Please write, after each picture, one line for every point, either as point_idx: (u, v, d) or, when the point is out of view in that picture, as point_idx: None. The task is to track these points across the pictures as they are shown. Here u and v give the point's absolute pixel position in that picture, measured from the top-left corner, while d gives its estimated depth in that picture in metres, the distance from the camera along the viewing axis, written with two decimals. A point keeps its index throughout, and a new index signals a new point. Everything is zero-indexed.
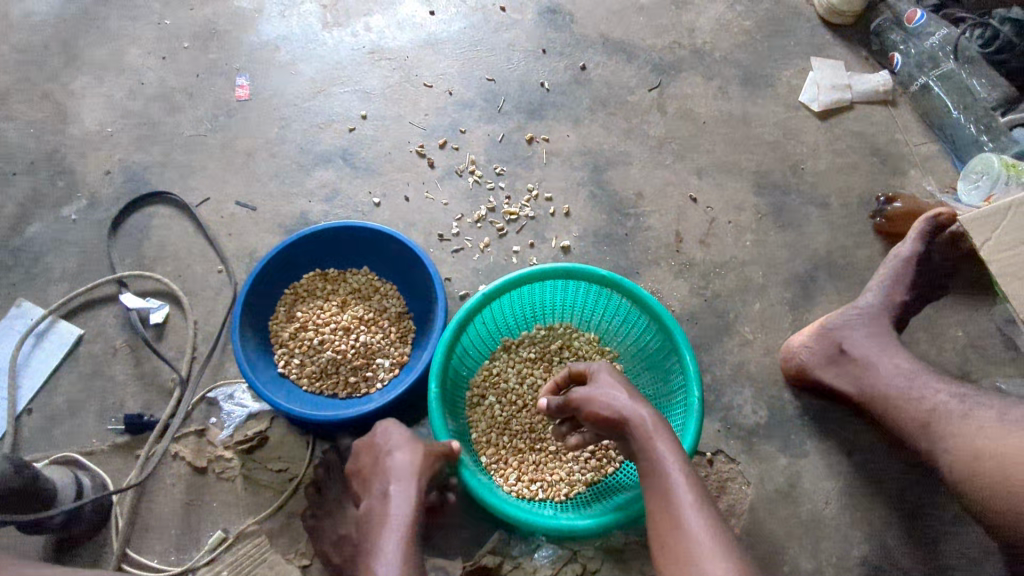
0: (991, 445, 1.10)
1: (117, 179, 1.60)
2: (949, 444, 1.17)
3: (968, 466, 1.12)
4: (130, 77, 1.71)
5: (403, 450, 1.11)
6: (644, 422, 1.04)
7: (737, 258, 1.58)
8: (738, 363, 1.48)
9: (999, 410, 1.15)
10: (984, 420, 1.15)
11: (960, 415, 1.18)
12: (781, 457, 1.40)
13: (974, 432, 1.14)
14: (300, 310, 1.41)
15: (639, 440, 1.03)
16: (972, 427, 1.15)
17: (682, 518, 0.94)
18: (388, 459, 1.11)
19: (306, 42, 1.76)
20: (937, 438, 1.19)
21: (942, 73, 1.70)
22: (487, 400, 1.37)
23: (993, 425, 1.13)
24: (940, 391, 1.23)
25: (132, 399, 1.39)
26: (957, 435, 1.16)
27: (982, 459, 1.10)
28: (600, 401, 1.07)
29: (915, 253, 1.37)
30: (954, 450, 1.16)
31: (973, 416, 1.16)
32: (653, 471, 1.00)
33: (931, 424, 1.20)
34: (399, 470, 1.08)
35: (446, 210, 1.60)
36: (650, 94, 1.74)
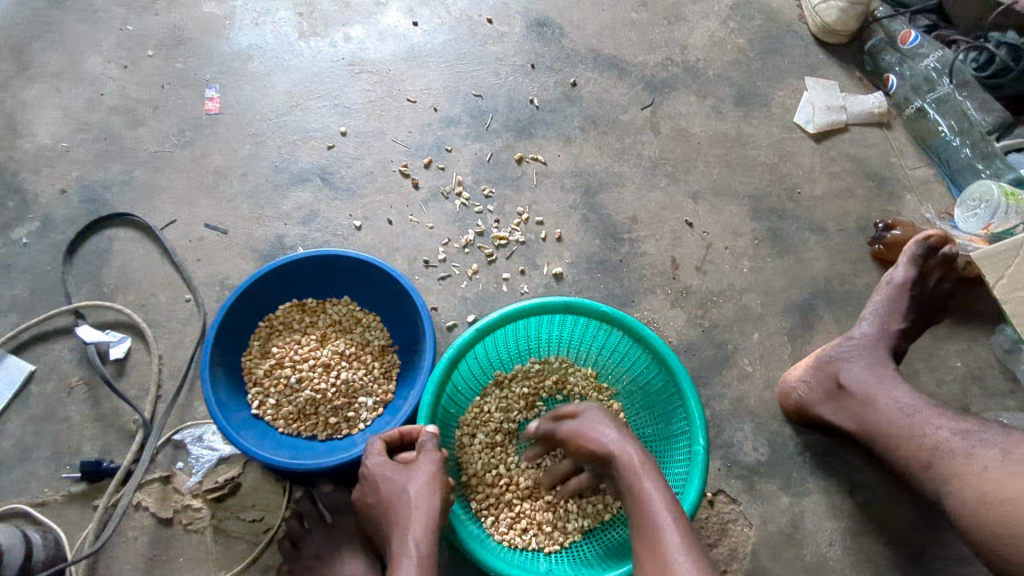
0: (998, 487, 1.01)
1: (73, 199, 1.48)
2: (954, 487, 1.08)
3: (972, 510, 1.04)
4: (89, 87, 1.58)
5: (407, 478, 1.04)
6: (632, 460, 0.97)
7: (735, 286, 1.52)
8: (738, 397, 1.43)
9: (1003, 449, 1.06)
10: (988, 461, 1.06)
11: (962, 454, 1.09)
12: (783, 496, 1.35)
13: (977, 475, 1.05)
14: (274, 345, 1.31)
15: (627, 477, 0.96)
16: (976, 468, 1.06)
17: (669, 557, 0.85)
18: (394, 492, 1.04)
19: (280, 52, 1.66)
20: (942, 481, 1.11)
21: (938, 95, 1.68)
22: (476, 441, 1.28)
23: (998, 466, 1.04)
24: (942, 428, 1.15)
25: (90, 443, 1.27)
26: (961, 477, 1.08)
27: (986, 502, 1.02)
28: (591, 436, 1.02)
29: (907, 280, 1.33)
30: (959, 495, 1.07)
31: (977, 454, 1.08)
32: (641, 513, 0.92)
33: (934, 466, 1.12)
34: (410, 502, 1.02)
35: (432, 234, 1.51)
36: (643, 112, 1.68)
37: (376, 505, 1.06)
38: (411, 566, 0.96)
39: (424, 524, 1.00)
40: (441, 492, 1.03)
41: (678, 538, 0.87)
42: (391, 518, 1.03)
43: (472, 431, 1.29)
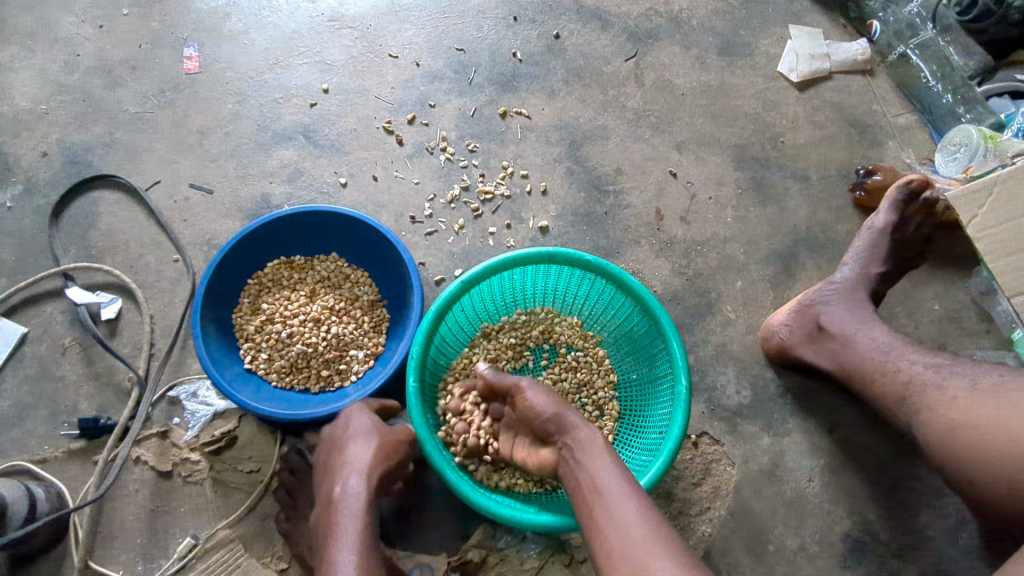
0: (966, 415, 1.06)
1: (55, 161, 1.47)
2: (925, 417, 1.12)
3: (944, 439, 1.09)
4: (64, 48, 1.56)
5: (351, 437, 1.09)
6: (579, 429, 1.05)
7: (719, 235, 1.54)
8: (721, 343, 1.46)
9: (972, 378, 1.10)
10: (959, 390, 1.10)
11: (935, 385, 1.13)
12: (765, 437, 1.39)
13: (948, 404, 1.09)
14: (264, 302, 1.32)
15: (573, 442, 1.03)
16: (945, 397, 1.10)
17: (612, 500, 0.90)
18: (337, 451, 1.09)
19: (258, 9, 1.63)
20: (914, 412, 1.15)
21: (921, 40, 1.67)
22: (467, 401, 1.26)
23: (967, 394, 1.08)
24: (915, 362, 1.18)
25: (86, 401, 1.29)
26: (933, 406, 1.11)
27: (957, 429, 1.07)
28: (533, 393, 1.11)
29: (888, 224, 1.35)
30: (930, 423, 1.11)
31: (948, 385, 1.12)
32: (585, 469, 0.98)
33: (909, 398, 1.16)
34: (352, 457, 1.06)
35: (418, 190, 1.52)
36: (627, 64, 1.68)
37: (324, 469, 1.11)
38: (351, 512, 1.00)
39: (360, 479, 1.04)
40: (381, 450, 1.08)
41: (620, 491, 0.91)
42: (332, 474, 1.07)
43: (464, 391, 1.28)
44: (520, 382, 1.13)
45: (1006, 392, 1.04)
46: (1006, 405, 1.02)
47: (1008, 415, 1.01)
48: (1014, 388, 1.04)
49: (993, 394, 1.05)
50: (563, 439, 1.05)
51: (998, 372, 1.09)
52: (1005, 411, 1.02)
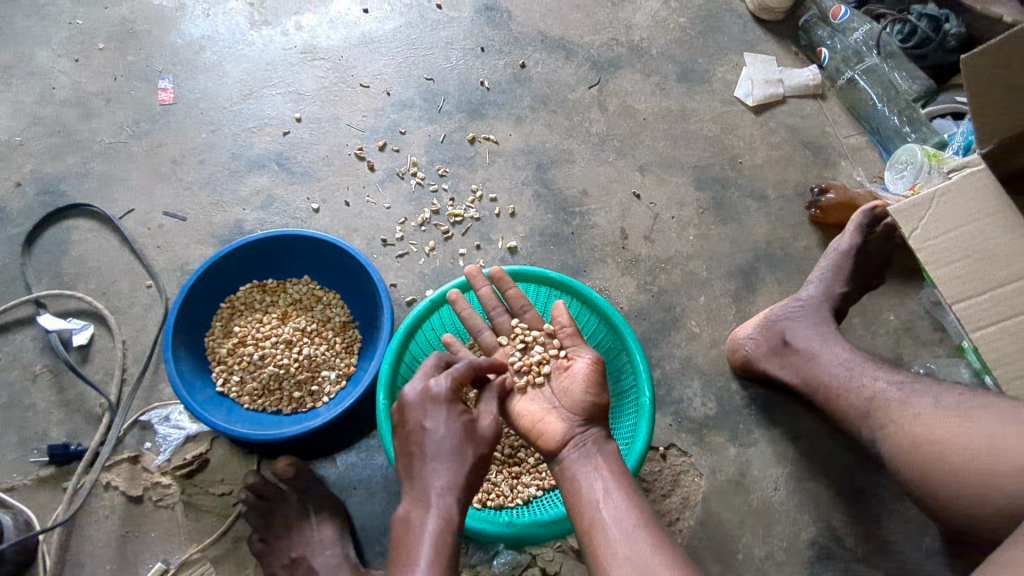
0: (931, 431, 1.04)
1: (29, 192, 1.48)
2: (889, 434, 1.11)
3: (908, 454, 1.06)
4: (40, 81, 1.59)
5: (446, 423, 1.04)
6: (596, 438, 1.09)
7: (682, 253, 1.60)
8: (686, 356, 1.50)
9: (934, 396, 1.09)
10: (921, 407, 1.08)
11: (898, 403, 1.12)
12: (731, 447, 1.43)
13: (911, 420, 1.08)
14: (237, 325, 1.34)
15: (595, 449, 1.07)
16: (909, 414, 1.09)
17: (633, 524, 0.95)
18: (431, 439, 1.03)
19: (232, 42, 1.68)
20: (877, 428, 1.13)
21: (866, 66, 1.77)
22: (508, 317, 1.29)
23: (930, 411, 1.07)
24: (878, 379, 1.18)
25: (57, 428, 1.29)
26: (895, 422, 1.10)
27: (920, 446, 1.04)
28: (583, 369, 1.17)
29: (853, 246, 1.40)
30: (894, 440, 1.09)
31: (911, 402, 1.11)
32: (605, 480, 1.02)
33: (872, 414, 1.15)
34: (449, 454, 1.03)
35: (389, 214, 1.55)
36: (590, 91, 1.75)
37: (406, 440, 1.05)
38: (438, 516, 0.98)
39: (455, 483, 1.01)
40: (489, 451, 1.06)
41: (623, 502, 0.99)
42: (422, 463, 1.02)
43: (489, 306, 1.28)
44: (584, 354, 1.20)
45: (967, 409, 1.03)
46: (966, 422, 1.01)
47: (971, 432, 0.99)
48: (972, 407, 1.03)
49: (954, 412, 1.04)
50: (588, 425, 1.10)
51: (957, 392, 1.08)
52: (965, 429, 1.00)
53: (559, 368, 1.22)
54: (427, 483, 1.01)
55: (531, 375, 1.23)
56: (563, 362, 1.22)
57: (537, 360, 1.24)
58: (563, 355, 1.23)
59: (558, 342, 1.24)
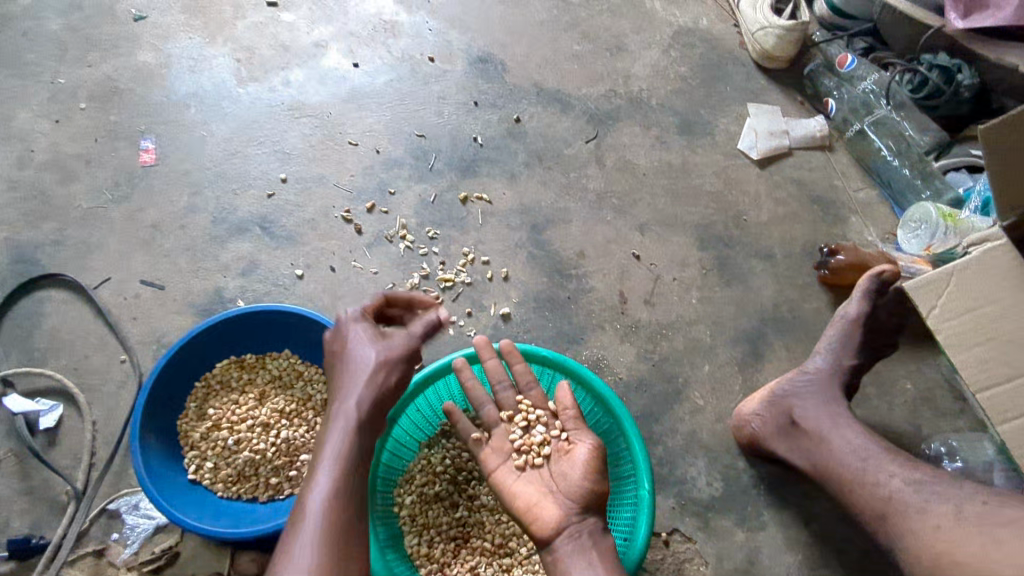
0: (951, 547, 0.94)
1: (1, 261, 1.43)
2: (909, 547, 1.00)
3: (926, 572, 0.96)
4: (18, 143, 1.54)
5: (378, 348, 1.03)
6: (594, 532, 0.97)
7: (684, 317, 1.52)
8: (690, 432, 1.41)
9: (954, 502, 0.99)
10: (940, 517, 0.98)
11: (915, 507, 1.02)
12: (739, 532, 1.33)
13: (930, 533, 0.98)
14: (211, 407, 1.27)
15: (591, 543, 0.95)
16: (928, 526, 0.99)
17: None
18: (357, 355, 1.03)
19: (217, 99, 1.64)
20: (896, 535, 1.03)
21: (876, 118, 1.69)
22: (513, 392, 1.19)
23: (949, 523, 0.97)
24: (895, 476, 1.08)
25: (19, 519, 1.21)
26: (913, 531, 1.00)
27: (943, 567, 0.94)
28: (584, 455, 1.07)
29: (861, 314, 1.30)
30: (913, 552, 0.99)
31: (930, 509, 1.00)
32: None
33: (888, 516, 1.05)
34: (370, 368, 1.01)
35: (376, 280, 1.49)
36: (587, 145, 1.68)
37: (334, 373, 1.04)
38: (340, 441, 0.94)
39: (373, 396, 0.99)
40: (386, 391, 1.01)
41: None
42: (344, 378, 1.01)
43: (495, 380, 1.19)
44: (587, 439, 1.11)
45: (991, 523, 0.93)
46: (991, 541, 0.90)
47: (994, 553, 0.88)
48: (996, 518, 0.93)
49: (976, 524, 0.94)
50: (585, 514, 0.99)
51: (980, 498, 0.98)
52: (991, 552, 0.88)
53: (560, 452, 1.12)
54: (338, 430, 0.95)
55: (529, 456, 1.13)
56: (563, 446, 1.13)
57: (538, 440, 1.14)
58: (564, 437, 1.14)
59: (560, 425, 1.16)
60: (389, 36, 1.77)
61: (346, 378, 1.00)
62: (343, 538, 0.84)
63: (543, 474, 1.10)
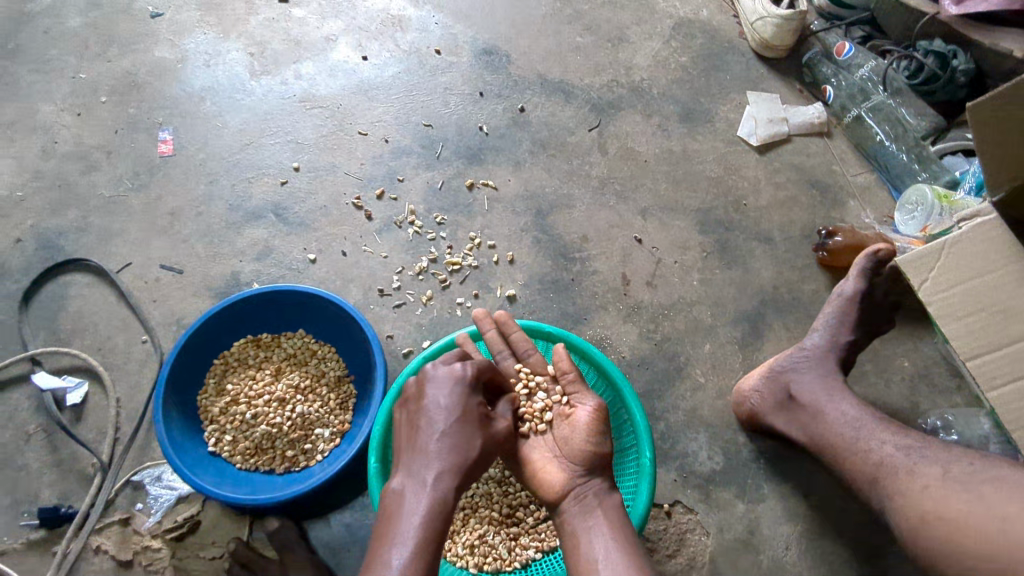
0: (938, 506, 0.98)
1: (28, 247, 1.49)
2: (897, 506, 1.04)
3: (915, 531, 1.00)
4: (42, 136, 1.61)
5: (446, 395, 1.01)
6: (596, 491, 1.03)
7: (685, 299, 1.56)
8: (691, 408, 1.46)
9: (943, 465, 1.03)
10: (929, 478, 1.02)
11: (905, 470, 1.06)
12: (739, 504, 1.37)
13: (919, 492, 1.02)
14: (230, 383, 1.32)
15: (593, 501, 1.01)
16: (917, 486, 1.03)
17: None
18: (430, 405, 1.01)
19: (232, 92, 1.70)
20: (886, 497, 1.07)
21: (873, 104, 1.72)
22: (513, 361, 1.24)
23: (938, 484, 1.01)
24: (886, 442, 1.12)
25: (48, 489, 1.27)
26: (903, 493, 1.04)
27: (930, 523, 0.98)
28: (585, 416, 1.11)
29: (856, 291, 1.33)
30: (903, 512, 1.03)
31: (919, 471, 1.04)
32: (599, 532, 0.97)
33: (880, 480, 1.09)
34: (449, 419, 0.99)
35: (386, 263, 1.54)
36: (590, 134, 1.73)
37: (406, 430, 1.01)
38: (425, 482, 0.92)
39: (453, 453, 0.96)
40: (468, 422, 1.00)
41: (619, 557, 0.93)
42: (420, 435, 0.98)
43: (495, 350, 1.25)
44: (587, 400, 1.14)
45: (977, 482, 0.97)
46: (978, 500, 0.94)
47: (982, 512, 0.93)
48: (983, 478, 0.97)
49: (964, 484, 0.98)
50: (588, 476, 1.04)
51: (968, 460, 1.02)
52: (976, 508, 0.94)
53: (561, 416, 1.16)
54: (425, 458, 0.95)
55: (534, 422, 1.18)
56: (566, 408, 1.16)
57: (540, 407, 1.19)
58: (565, 402, 1.17)
59: (561, 390, 1.19)
60: (397, 29, 1.82)
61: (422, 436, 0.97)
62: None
63: (549, 440, 1.16)
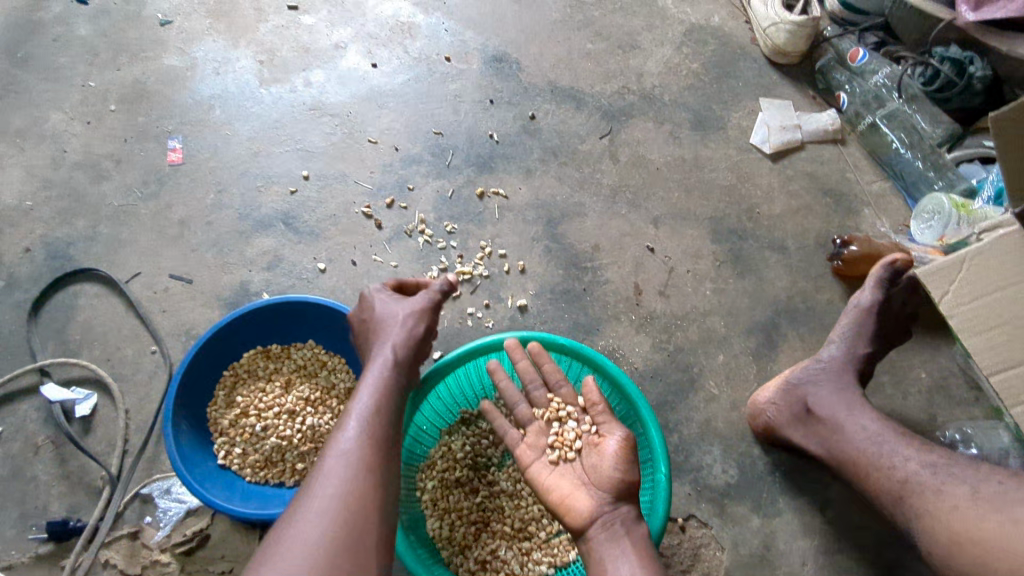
0: (967, 527, 0.96)
1: (37, 257, 1.48)
2: (924, 525, 1.02)
3: (944, 552, 0.98)
4: (52, 144, 1.60)
5: (404, 303, 1.15)
6: (623, 520, 1.00)
7: (698, 308, 1.54)
8: (705, 420, 1.44)
9: (971, 484, 1.01)
10: (958, 497, 1.00)
11: (932, 489, 1.03)
12: (754, 518, 1.35)
13: (947, 513, 1.00)
14: (240, 394, 1.31)
15: (620, 529, 0.98)
16: (945, 505, 1.00)
17: None
18: (387, 310, 1.14)
19: (242, 100, 1.69)
20: (911, 515, 1.05)
21: (888, 111, 1.71)
22: (545, 391, 1.23)
23: (967, 504, 0.98)
24: (910, 459, 1.10)
25: (57, 502, 1.26)
26: (931, 513, 1.01)
27: (960, 544, 0.96)
28: (614, 445, 1.09)
29: (874, 303, 1.31)
30: (931, 532, 1.01)
31: (947, 491, 1.02)
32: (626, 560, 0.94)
33: (905, 498, 1.07)
34: (400, 320, 1.13)
35: (396, 273, 1.53)
36: (601, 141, 1.71)
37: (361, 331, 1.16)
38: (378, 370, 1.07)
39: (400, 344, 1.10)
40: (421, 327, 1.14)
41: None
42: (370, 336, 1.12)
43: (527, 379, 1.23)
44: (618, 430, 1.13)
45: (1009, 504, 0.95)
46: (1010, 522, 0.92)
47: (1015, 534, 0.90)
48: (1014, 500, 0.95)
49: (994, 505, 0.96)
50: (617, 504, 1.02)
51: (998, 480, 0.99)
52: (1009, 530, 0.91)
53: (591, 445, 1.14)
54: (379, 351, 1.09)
55: (563, 450, 1.16)
56: (596, 437, 1.15)
57: (571, 437, 1.17)
58: (595, 430, 1.16)
59: (591, 419, 1.18)
60: (407, 36, 1.81)
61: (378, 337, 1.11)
62: (380, 462, 0.96)
63: (578, 469, 1.13)
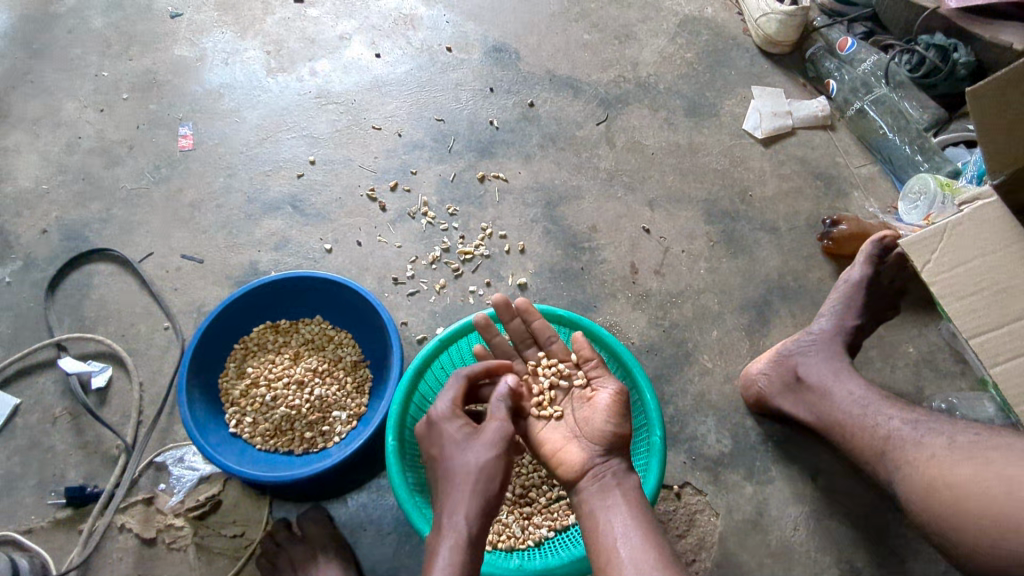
0: (944, 472, 1.01)
1: (53, 238, 1.54)
2: (904, 476, 1.07)
3: (923, 498, 1.03)
4: (66, 131, 1.66)
5: (478, 448, 1.05)
6: (615, 470, 1.06)
7: (692, 286, 1.59)
8: (700, 392, 1.48)
9: (949, 436, 1.06)
10: (936, 448, 1.05)
11: (912, 443, 1.09)
12: (747, 485, 1.40)
13: (925, 462, 1.05)
14: (250, 366, 1.36)
15: (610, 479, 1.05)
16: (924, 455, 1.06)
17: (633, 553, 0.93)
18: (458, 459, 1.05)
19: (249, 89, 1.74)
20: (893, 468, 1.10)
21: (876, 96, 1.75)
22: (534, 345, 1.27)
23: (944, 452, 1.04)
24: (893, 418, 1.15)
25: (74, 469, 1.31)
26: (911, 464, 1.07)
27: (936, 490, 1.01)
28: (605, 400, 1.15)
29: (863, 277, 1.36)
30: (910, 481, 1.06)
31: (926, 443, 1.08)
32: (614, 508, 1.01)
33: (888, 453, 1.12)
34: (474, 472, 1.03)
35: (400, 253, 1.58)
36: (598, 127, 1.77)
37: (437, 472, 1.08)
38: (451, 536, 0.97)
39: (474, 503, 1.01)
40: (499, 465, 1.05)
41: (637, 534, 0.96)
42: (445, 482, 1.04)
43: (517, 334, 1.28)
44: (608, 385, 1.17)
45: (983, 451, 1.00)
46: (982, 465, 0.98)
47: (987, 476, 0.95)
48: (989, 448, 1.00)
49: (970, 451, 1.01)
50: (608, 457, 1.07)
51: (974, 431, 1.05)
52: (983, 472, 0.97)
53: (583, 399, 1.20)
54: (452, 501, 1.01)
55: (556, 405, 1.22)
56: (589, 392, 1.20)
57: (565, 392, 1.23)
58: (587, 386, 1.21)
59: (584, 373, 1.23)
60: (409, 28, 1.87)
61: (450, 485, 1.03)
62: None
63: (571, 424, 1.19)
